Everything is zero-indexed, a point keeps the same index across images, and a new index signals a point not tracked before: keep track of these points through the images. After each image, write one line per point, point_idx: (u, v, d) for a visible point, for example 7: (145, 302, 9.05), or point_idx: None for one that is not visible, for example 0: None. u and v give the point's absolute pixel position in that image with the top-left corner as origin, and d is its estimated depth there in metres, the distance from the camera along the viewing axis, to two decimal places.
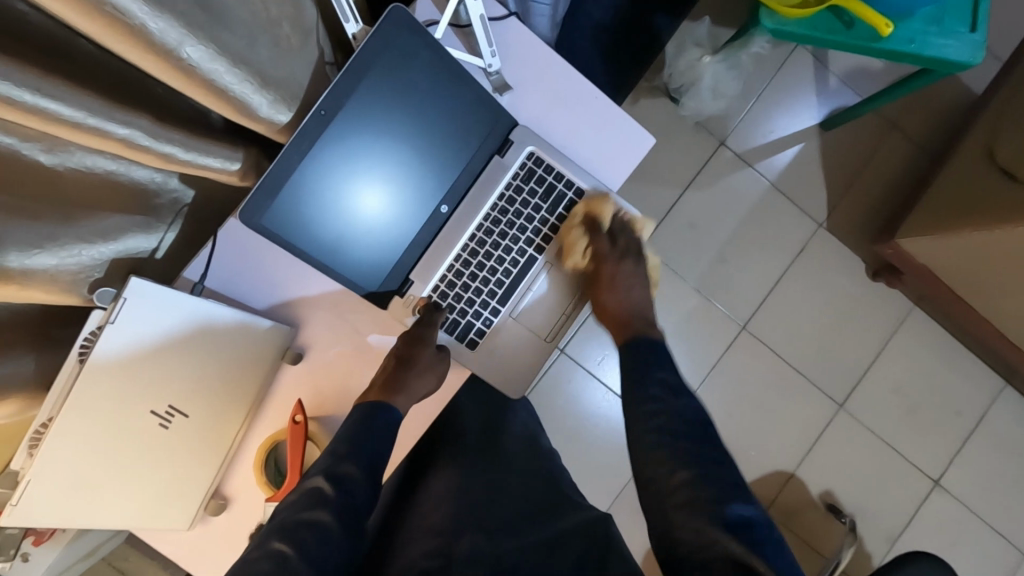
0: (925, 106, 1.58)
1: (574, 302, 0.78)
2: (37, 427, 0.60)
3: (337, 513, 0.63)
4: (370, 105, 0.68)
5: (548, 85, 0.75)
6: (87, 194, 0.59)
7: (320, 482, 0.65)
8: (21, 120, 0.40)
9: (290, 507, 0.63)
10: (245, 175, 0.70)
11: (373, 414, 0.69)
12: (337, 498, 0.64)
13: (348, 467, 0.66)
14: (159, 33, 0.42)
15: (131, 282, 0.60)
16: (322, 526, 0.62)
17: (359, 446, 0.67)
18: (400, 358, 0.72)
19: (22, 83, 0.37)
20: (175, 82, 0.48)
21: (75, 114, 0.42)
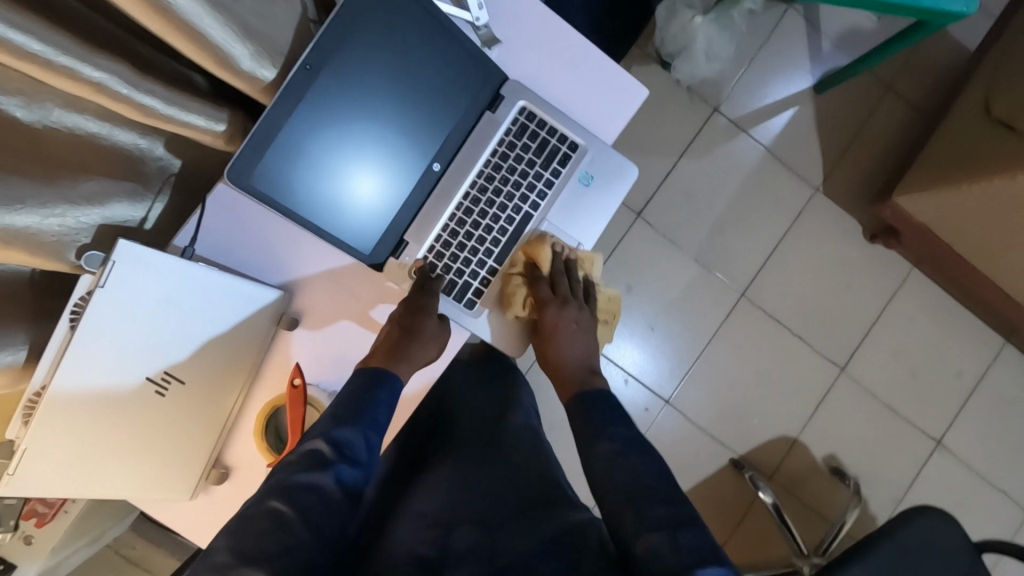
0: (918, 65, 1.57)
1: (568, 278, 0.76)
2: (30, 397, 0.58)
3: (337, 478, 0.62)
4: (356, 60, 0.67)
5: (538, 37, 0.74)
6: (69, 156, 0.57)
7: (319, 444, 0.63)
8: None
9: (287, 465, 0.62)
10: (232, 139, 0.69)
11: (372, 381, 0.69)
12: (338, 462, 0.63)
13: (349, 432, 0.65)
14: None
15: (118, 245, 0.58)
16: (321, 490, 0.60)
17: (360, 409, 0.67)
18: (404, 330, 0.71)
19: None
20: (152, 23, 0.47)
21: (43, 50, 0.41)
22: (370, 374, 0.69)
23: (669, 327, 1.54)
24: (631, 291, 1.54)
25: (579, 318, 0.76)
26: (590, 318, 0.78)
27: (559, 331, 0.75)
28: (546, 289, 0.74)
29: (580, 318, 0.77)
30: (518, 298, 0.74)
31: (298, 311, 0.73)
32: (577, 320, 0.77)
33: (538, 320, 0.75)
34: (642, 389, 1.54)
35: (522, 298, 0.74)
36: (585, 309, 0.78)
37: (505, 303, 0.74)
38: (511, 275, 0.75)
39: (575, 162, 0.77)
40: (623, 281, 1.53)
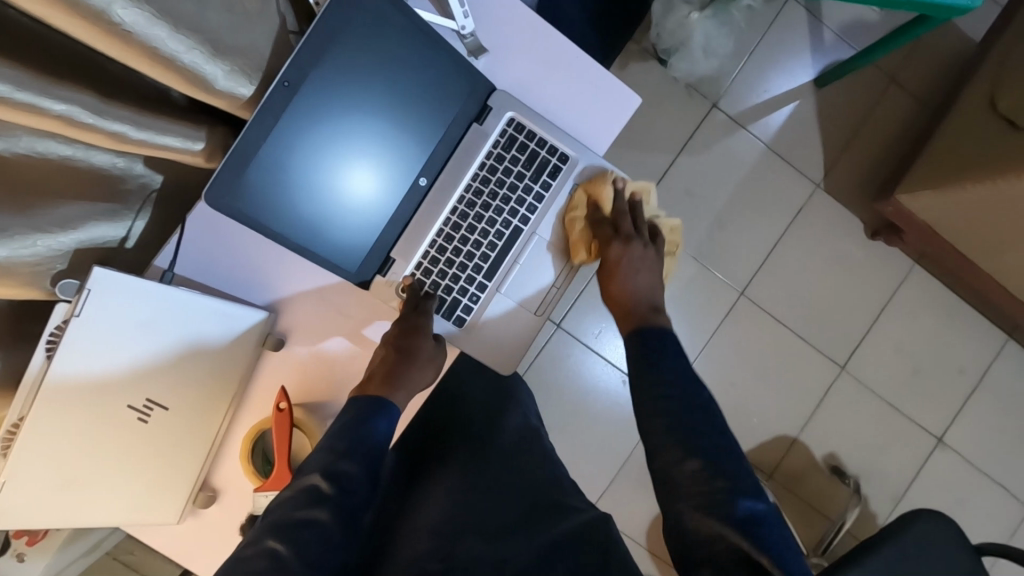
0: (923, 56, 1.53)
1: (629, 216, 0.77)
2: (9, 426, 0.57)
3: (335, 511, 0.60)
4: (336, 73, 0.64)
5: (526, 46, 0.71)
6: (41, 181, 0.55)
7: (316, 480, 0.61)
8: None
9: (283, 504, 0.60)
10: (212, 155, 0.67)
11: (372, 408, 0.66)
12: (337, 496, 0.61)
13: (348, 464, 0.63)
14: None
15: (93, 272, 0.56)
16: (319, 525, 0.59)
17: (361, 439, 0.64)
18: (400, 351, 0.69)
19: None
20: (117, 51, 0.45)
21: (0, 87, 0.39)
22: (374, 399, 0.67)
23: None
24: None
25: (642, 253, 0.76)
26: (653, 257, 0.77)
27: (621, 267, 0.74)
28: (606, 229, 0.74)
29: (645, 255, 0.76)
30: (580, 237, 0.75)
31: (284, 330, 0.72)
32: (641, 253, 0.76)
33: (601, 256, 0.75)
34: None
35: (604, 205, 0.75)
36: (649, 247, 0.77)
37: (571, 247, 0.75)
38: (573, 216, 0.75)
39: (565, 175, 0.75)
40: None
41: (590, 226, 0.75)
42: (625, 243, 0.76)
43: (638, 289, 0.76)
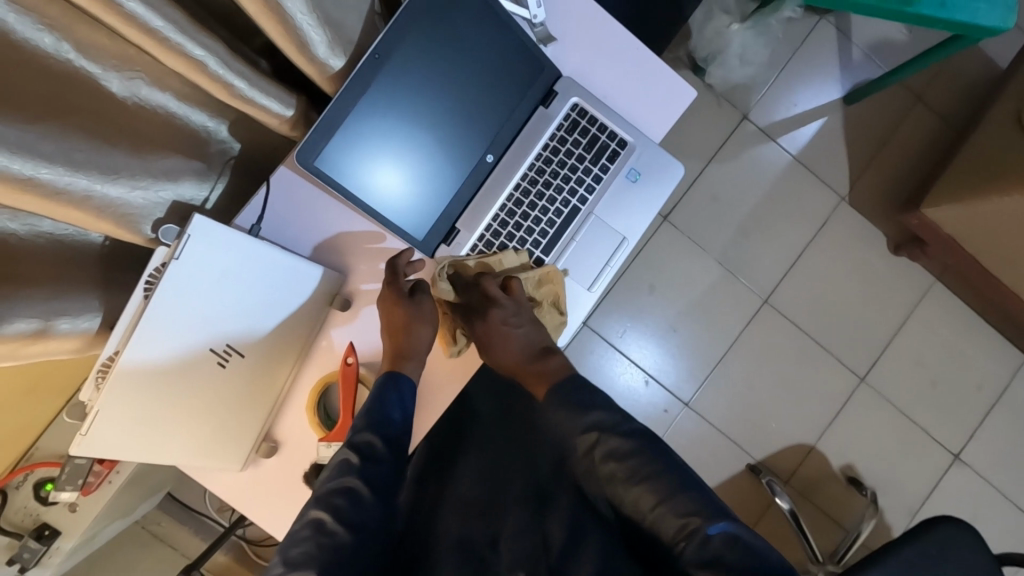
0: (948, 78, 1.58)
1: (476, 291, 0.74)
2: (104, 361, 0.61)
3: (366, 480, 0.66)
4: (420, 50, 0.69)
5: (591, 36, 0.76)
6: (150, 131, 0.59)
7: (346, 454, 0.67)
8: (96, 13, 0.42)
9: (324, 478, 0.67)
10: (297, 123, 0.71)
11: (388, 383, 0.69)
12: (365, 465, 0.66)
13: (370, 436, 0.68)
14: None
15: (194, 220, 0.60)
16: (354, 493, 0.65)
17: (387, 415, 0.68)
18: (395, 330, 0.70)
19: None
20: (253, 8, 0.51)
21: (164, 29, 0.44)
22: (388, 376, 0.69)
23: (691, 330, 1.56)
24: (654, 293, 1.55)
25: (503, 316, 0.73)
26: (521, 307, 0.74)
27: (490, 337, 0.74)
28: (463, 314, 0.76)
29: (509, 315, 0.73)
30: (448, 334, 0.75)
31: (350, 294, 0.75)
32: (504, 318, 0.73)
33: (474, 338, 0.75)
34: (661, 390, 1.55)
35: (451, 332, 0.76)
36: (508, 303, 0.73)
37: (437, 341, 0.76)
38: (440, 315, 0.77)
39: (623, 159, 0.78)
40: (647, 284, 1.55)
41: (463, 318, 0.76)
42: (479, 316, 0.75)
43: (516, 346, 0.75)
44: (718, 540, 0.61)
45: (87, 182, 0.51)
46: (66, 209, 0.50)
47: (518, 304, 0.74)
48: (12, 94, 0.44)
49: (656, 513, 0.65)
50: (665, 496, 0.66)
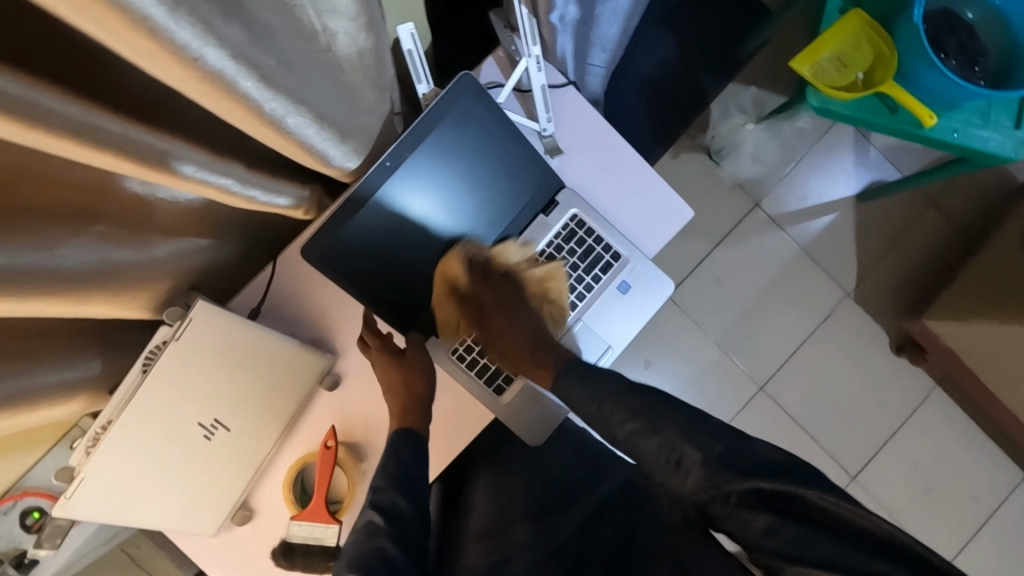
0: (965, 187, 1.58)
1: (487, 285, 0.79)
2: (97, 428, 0.66)
3: (398, 542, 0.62)
4: (432, 157, 0.73)
5: (595, 152, 0.80)
6: (168, 220, 0.64)
7: (375, 516, 0.64)
8: (139, 173, 0.45)
9: (352, 548, 0.63)
10: (309, 210, 0.75)
11: (400, 441, 0.70)
12: (394, 528, 0.64)
13: (398, 498, 0.66)
14: (274, 110, 0.46)
15: (197, 305, 0.66)
16: (387, 557, 0.61)
17: (407, 474, 0.68)
18: (408, 390, 0.74)
19: (155, 146, 0.44)
20: (274, 142, 0.53)
21: (188, 168, 0.48)
22: (400, 433, 0.71)
23: None
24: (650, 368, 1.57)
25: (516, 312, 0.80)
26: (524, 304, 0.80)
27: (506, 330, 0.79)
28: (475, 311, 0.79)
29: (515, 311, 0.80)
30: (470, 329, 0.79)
31: (340, 373, 0.78)
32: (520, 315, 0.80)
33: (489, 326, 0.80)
34: None
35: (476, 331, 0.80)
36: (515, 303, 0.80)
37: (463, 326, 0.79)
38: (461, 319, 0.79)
39: (615, 271, 0.80)
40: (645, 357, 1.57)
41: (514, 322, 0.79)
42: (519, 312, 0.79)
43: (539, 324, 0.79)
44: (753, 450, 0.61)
45: (88, 275, 0.54)
46: (71, 305, 0.54)
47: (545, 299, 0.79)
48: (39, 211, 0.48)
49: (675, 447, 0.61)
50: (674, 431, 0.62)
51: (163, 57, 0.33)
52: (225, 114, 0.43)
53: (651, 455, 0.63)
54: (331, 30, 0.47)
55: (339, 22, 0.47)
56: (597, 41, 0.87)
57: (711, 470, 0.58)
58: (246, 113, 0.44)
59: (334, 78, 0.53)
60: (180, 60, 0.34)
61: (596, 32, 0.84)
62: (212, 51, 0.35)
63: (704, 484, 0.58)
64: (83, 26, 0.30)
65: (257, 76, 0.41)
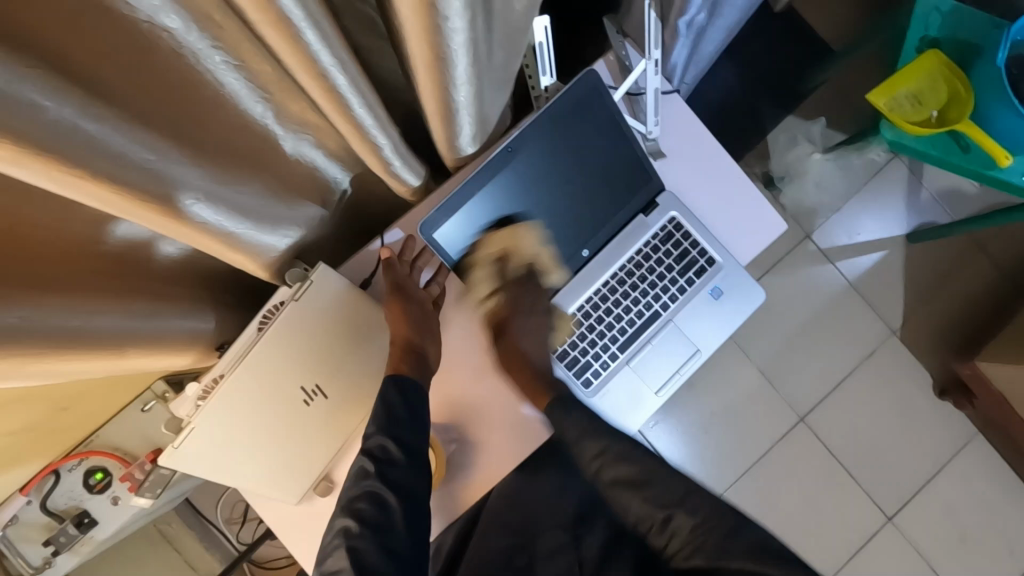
0: (1016, 237, 1.60)
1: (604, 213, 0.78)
2: (210, 380, 0.67)
3: (400, 496, 0.68)
4: (548, 150, 0.73)
5: (696, 159, 0.82)
6: (302, 183, 0.65)
7: (363, 461, 0.69)
8: (329, 113, 0.48)
9: (347, 489, 0.69)
10: (418, 192, 0.77)
11: (391, 388, 0.70)
12: (382, 469, 0.68)
13: (382, 440, 0.69)
14: (454, 53, 0.50)
15: (319, 268, 0.67)
16: (381, 501, 0.67)
17: (397, 419, 0.69)
18: (407, 344, 0.72)
19: (353, 94, 0.46)
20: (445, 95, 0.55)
21: (366, 122, 0.50)
22: (391, 377, 0.70)
23: (724, 434, 1.55)
24: (692, 389, 1.56)
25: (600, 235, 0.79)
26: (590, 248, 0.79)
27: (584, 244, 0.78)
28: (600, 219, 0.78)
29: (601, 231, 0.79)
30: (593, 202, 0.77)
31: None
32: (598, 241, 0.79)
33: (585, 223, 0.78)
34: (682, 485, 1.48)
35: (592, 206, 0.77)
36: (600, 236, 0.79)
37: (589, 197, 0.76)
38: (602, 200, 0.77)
39: (708, 276, 0.82)
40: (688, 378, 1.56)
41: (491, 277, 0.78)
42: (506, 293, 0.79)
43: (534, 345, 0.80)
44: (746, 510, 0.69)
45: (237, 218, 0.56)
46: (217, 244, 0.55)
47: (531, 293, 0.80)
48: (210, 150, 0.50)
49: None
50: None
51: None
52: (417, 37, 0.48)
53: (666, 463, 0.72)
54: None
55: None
56: (696, 59, 0.88)
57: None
58: (429, 39, 0.48)
59: (492, 42, 0.57)
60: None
61: (699, 50, 0.85)
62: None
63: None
64: None
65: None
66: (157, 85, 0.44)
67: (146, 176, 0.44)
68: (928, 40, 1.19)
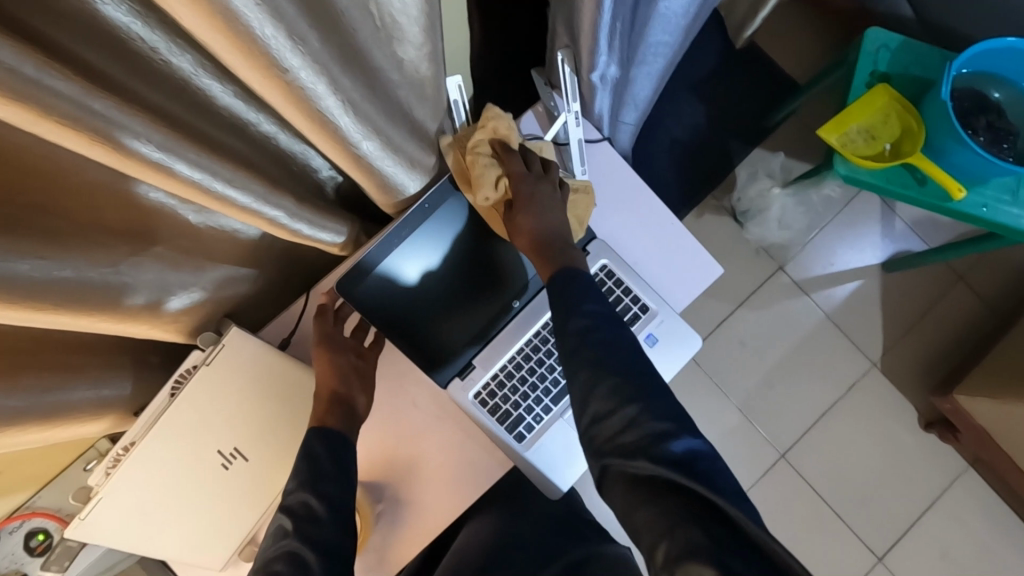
0: (993, 263, 1.57)
1: (533, 158, 0.74)
2: (121, 449, 0.67)
3: (321, 553, 0.59)
4: (469, 202, 0.75)
5: (626, 207, 0.82)
6: (213, 248, 0.66)
7: (282, 518, 0.61)
8: (201, 201, 0.48)
9: (263, 550, 0.61)
10: (346, 247, 0.77)
11: (317, 439, 0.66)
12: (305, 522, 0.61)
13: (306, 494, 0.62)
14: (350, 133, 0.49)
15: (231, 331, 0.68)
16: (296, 557, 0.58)
17: (323, 473, 0.65)
18: (336, 394, 0.71)
19: (220, 175, 0.46)
20: (342, 161, 0.55)
21: (247, 201, 0.51)
22: (316, 429, 0.67)
23: None
24: None
25: (541, 187, 0.72)
26: (549, 185, 0.72)
27: (530, 204, 0.70)
28: (511, 159, 0.72)
29: (544, 190, 0.72)
30: (489, 177, 0.70)
31: (377, 411, 0.78)
32: (541, 189, 0.72)
33: (511, 196, 0.71)
34: None
35: (491, 178, 0.70)
36: (539, 180, 0.72)
37: (472, 182, 0.70)
38: (474, 155, 0.70)
39: (642, 324, 0.79)
40: None
41: (500, 161, 0.72)
42: (519, 172, 0.72)
43: (543, 226, 0.70)
44: (686, 453, 0.55)
45: (119, 294, 0.55)
46: (96, 323, 0.55)
47: (459, 323, 0.78)
48: (84, 233, 0.50)
49: (625, 412, 0.58)
50: (629, 398, 0.58)
51: (255, 58, 0.35)
52: (304, 130, 0.46)
53: (604, 420, 0.58)
54: (400, 56, 0.50)
55: (407, 49, 0.50)
56: (629, 101, 0.88)
57: (647, 452, 0.55)
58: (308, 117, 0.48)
59: (401, 111, 0.56)
60: (275, 72, 0.37)
61: (628, 92, 0.85)
62: (299, 65, 0.38)
63: (632, 454, 0.55)
64: (191, 25, 0.32)
65: (337, 95, 0.43)
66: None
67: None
68: (879, 74, 1.19)
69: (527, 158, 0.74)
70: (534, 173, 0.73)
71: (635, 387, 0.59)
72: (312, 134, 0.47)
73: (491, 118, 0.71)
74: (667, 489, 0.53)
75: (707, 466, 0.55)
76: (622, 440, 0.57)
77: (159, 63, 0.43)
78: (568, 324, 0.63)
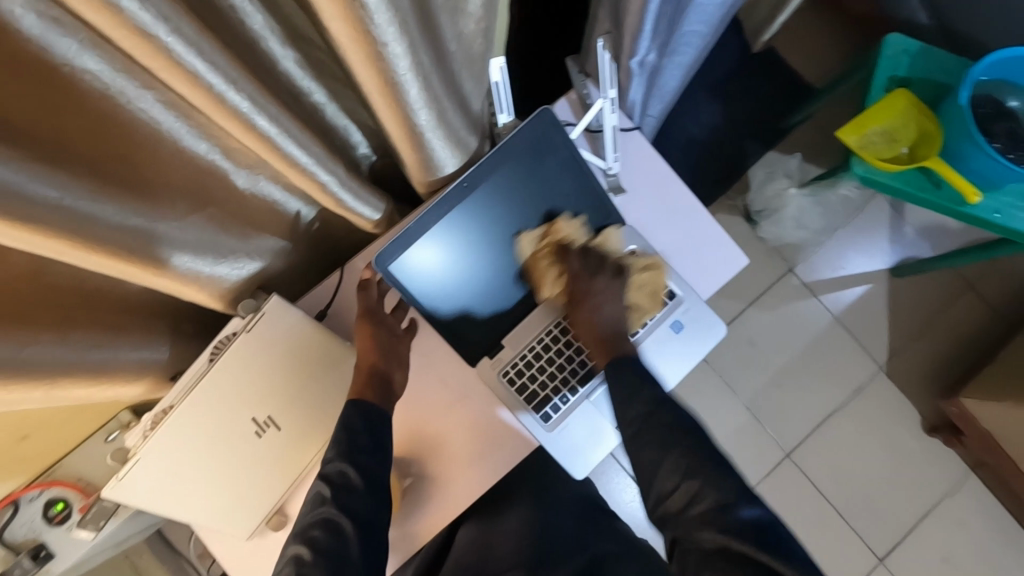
0: (1000, 272, 1.59)
1: (596, 250, 0.78)
2: (160, 410, 0.68)
3: (358, 523, 0.63)
4: (506, 184, 0.74)
5: (655, 196, 0.83)
6: (257, 216, 0.67)
7: (321, 485, 0.64)
8: (265, 156, 0.49)
9: (301, 516, 0.64)
10: (380, 224, 0.78)
11: (353, 413, 0.67)
12: (342, 493, 0.63)
13: (343, 466, 0.64)
14: (412, 100, 0.50)
15: (270, 299, 0.69)
16: (335, 525, 0.62)
17: (359, 445, 0.66)
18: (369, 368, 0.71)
19: (287, 131, 0.47)
20: (396, 130, 0.56)
21: (307, 162, 0.52)
22: (354, 403, 0.68)
23: None
24: None
25: (602, 285, 0.76)
26: (612, 282, 0.76)
27: (584, 302, 0.75)
28: (569, 259, 0.76)
29: (602, 287, 0.76)
30: (549, 276, 0.77)
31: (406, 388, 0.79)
32: (604, 286, 0.76)
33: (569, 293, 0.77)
34: None
35: (551, 278, 0.77)
36: (601, 276, 0.76)
37: (537, 281, 0.78)
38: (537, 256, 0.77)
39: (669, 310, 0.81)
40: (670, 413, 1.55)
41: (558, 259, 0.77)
42: (576, 271, 0.76)
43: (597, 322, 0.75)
44: (750, 521, 0.59)
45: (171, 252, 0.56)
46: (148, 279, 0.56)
47: (489, 302, 0.79)
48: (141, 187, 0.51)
49: (689, 486, 0.61)
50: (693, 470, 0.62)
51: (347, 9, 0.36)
52: (372, 93, 0.47)
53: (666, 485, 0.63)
54: (461, 27, 0.51)
55: (468, 21, 0.51)
56: (659, 93, 0.89)
57: (713, 524, 0.59)
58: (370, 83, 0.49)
59: (454, 85, 0.58)
60: (364, 24, 0.38)
61: (660, 83, 0.87)
62: (385, 21, 0.39)
63: (701, 525, 0.60)
64: None
65: (412, 60, 0.44)
66: (59, 113, 0.42)
67: (59, 217, 0.42)
68: (897, 80, 1.21)
69: (589, 253, 0.77)
70: (593, 270, 0.76)
71: (697, 457, 0.63)
72: (376, 97, 0.49)
73: (558, 227, 0.76)
74: (734, 561, 0.57)
75: (771, 532, 0.58)
76: (689, 512, 0.61)
77: (234, 18, 0.45)
78: (637, 397, 0.68)
